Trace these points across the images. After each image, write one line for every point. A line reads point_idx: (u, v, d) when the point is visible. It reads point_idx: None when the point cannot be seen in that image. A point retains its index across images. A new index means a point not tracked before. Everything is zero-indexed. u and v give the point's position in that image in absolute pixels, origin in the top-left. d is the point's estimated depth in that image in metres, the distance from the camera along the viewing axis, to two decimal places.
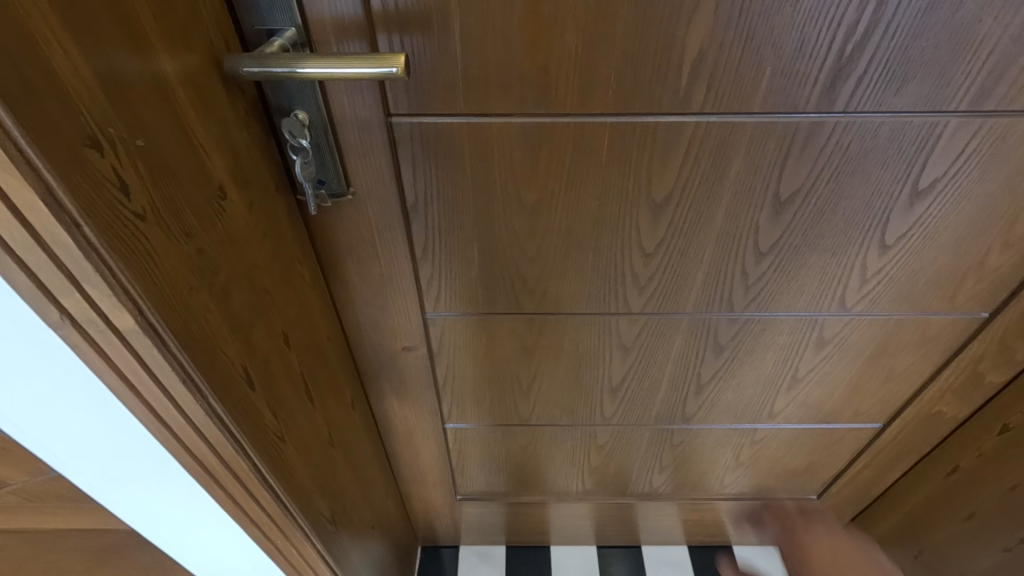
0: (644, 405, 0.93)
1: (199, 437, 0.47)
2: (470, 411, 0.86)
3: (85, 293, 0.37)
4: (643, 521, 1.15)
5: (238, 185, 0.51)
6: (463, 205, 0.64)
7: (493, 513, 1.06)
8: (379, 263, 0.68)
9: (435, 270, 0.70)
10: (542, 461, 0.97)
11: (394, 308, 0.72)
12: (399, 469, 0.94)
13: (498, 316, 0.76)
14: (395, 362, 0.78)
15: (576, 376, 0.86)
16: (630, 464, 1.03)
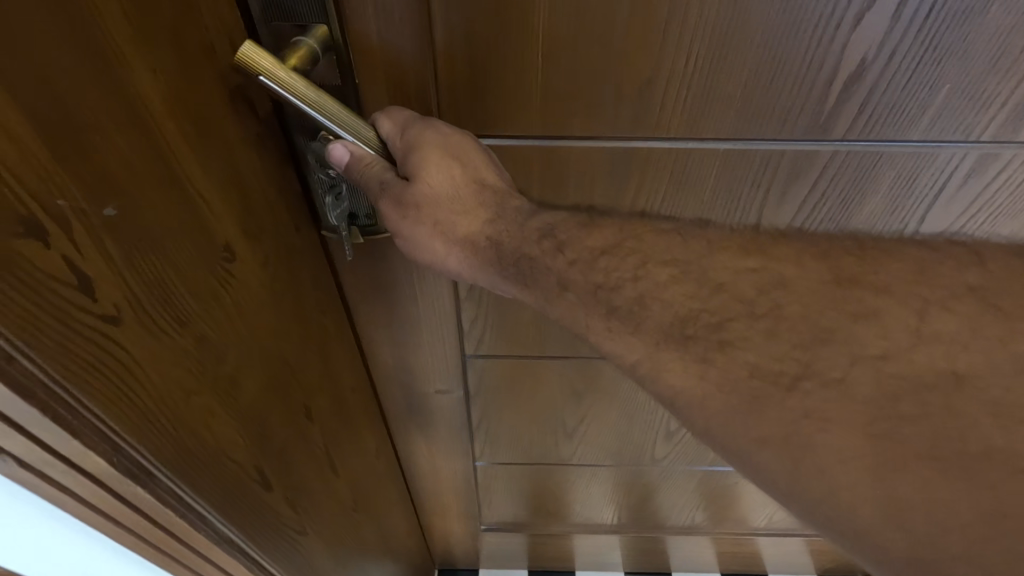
0: (699, 454, 0.82)
1: (201, 560, 0.39)
2: (503, 450, 0.79)
3: (29, 436, 0.26)
4: (673, 551, 1.09)
5: (247, 237, 0.38)
6: None
7: (515, 541, 1.02)
8: (415, 309, 0.58)
9: (479, 319, 0.60)
10: (579, 495, 0.90)
11: (429, 353, 0.63)
12: (421, 500, 0.89)
13: (547, 360, 0.66)
14: (426, 404, 0.70)
15: (627, 425, 0.76)
16: (670, 504, 0.94)
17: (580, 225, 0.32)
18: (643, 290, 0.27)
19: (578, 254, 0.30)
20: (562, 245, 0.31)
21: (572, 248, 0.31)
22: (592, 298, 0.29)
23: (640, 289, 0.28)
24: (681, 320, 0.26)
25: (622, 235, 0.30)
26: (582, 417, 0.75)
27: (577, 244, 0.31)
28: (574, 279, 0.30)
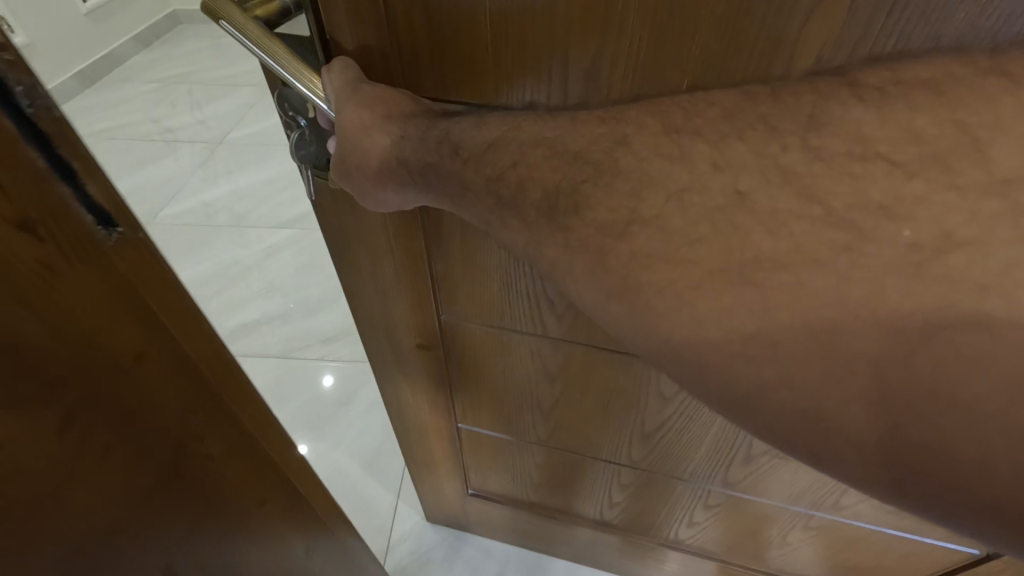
0: (680, 456, 0.76)
1: None
2: (483, 418, 0.82)
3: None
4: (669, 568, 0.99)
5: (22, 405, 0.24)
6: None
7: (507, 515, 0.99)
8: (392, 258, 0.61)
9: (451, 279, 0.62)
10: (563, 478, 0.89)
11: (409, 308, 0.67)
12: (412, 453, 0.93)
13: (516, 334, 0.66)
14: (411, 356, 0.74)
15: (603, 408, 0.74)
16: (656, 512, 0.88)
17: (475, 125, 0.34)
18: (523, 175, 0.31)
19: (470, 152, 0.34)
20: (458, 148, 0.35)
21: (464, 145, 0.34)
22: (486, 190, 0.33)
23: (518, 173, 0.31)
24: (552, 190, 0.29)
25: (503, 129, 0.33)
26: (558, 397, 0.75)
27: (471, 144, 0.34)
28: (470, 177, 0.34)
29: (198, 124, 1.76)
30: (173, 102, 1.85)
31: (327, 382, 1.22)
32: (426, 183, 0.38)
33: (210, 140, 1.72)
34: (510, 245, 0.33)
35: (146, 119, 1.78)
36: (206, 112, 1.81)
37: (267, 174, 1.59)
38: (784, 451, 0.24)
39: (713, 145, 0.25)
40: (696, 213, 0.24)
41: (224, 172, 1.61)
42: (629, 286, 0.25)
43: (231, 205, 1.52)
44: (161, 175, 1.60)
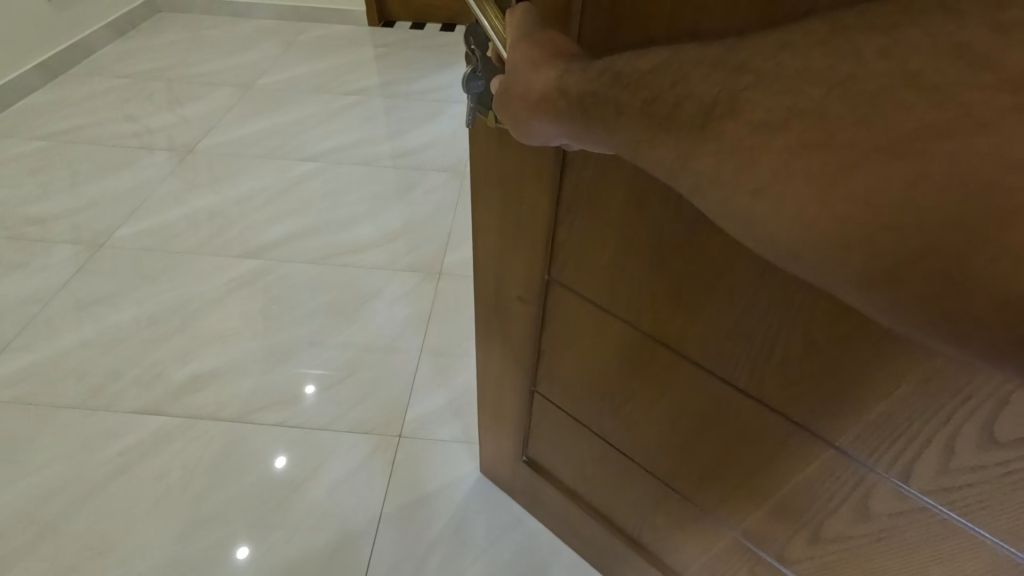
0: (731, 506, 0.68)
1: None
2: (561, 391, 0.82)
3: None
4: None
5: None
6: (617, 172, 0.53)
7: (554, 499, 1.00)
8: (521, 207, 0.66)
9: (572, 239, 0.63)
10: (616, 480, 0.85)
11: (523, 258, 0.70)
12: (484, 407, 0.98)
13: (613, 316, 0.66)
14: (508, 307, 0.78)
15: (672, 424, 0.69)
16: (693, 563, 0.81)
17: (638, 57, 0.36)
18: (681, 94, 0.33)
19: (630, 78, 0.36)
20: (619, 75, 0.36)
21: (624, 74, 0.36)
22: (640, 112, 0.35)
23: (677, 93, 0.33)
24: (711, 103, 0.32)
25: (667, 56, 0.35)
26: (632, 396, 0.71)
27: (631, 74, 0.36)
28: (624, 100, 0.36)
29: (178, 123, 2.05)
30: (150, 99, 2.17)
31: (308, 393, 1.24)
32: (581, 117, 0.39)
33: (178, 148, 1.94)
34: (653, 168, 0.36)
35: (121, 116, 2.07)
36: (183, 112, 2.11)
37: (245, 181, 1.80)
38: (920, 331, 0.26)
39: (886, 33, 0.26)
40: (856, 104, 0.26)
41: (204, 178, 1.81)
42: (782, 172, 0.28)
43: (209, 209, 1.70)
44: (134, 181, 1.79)
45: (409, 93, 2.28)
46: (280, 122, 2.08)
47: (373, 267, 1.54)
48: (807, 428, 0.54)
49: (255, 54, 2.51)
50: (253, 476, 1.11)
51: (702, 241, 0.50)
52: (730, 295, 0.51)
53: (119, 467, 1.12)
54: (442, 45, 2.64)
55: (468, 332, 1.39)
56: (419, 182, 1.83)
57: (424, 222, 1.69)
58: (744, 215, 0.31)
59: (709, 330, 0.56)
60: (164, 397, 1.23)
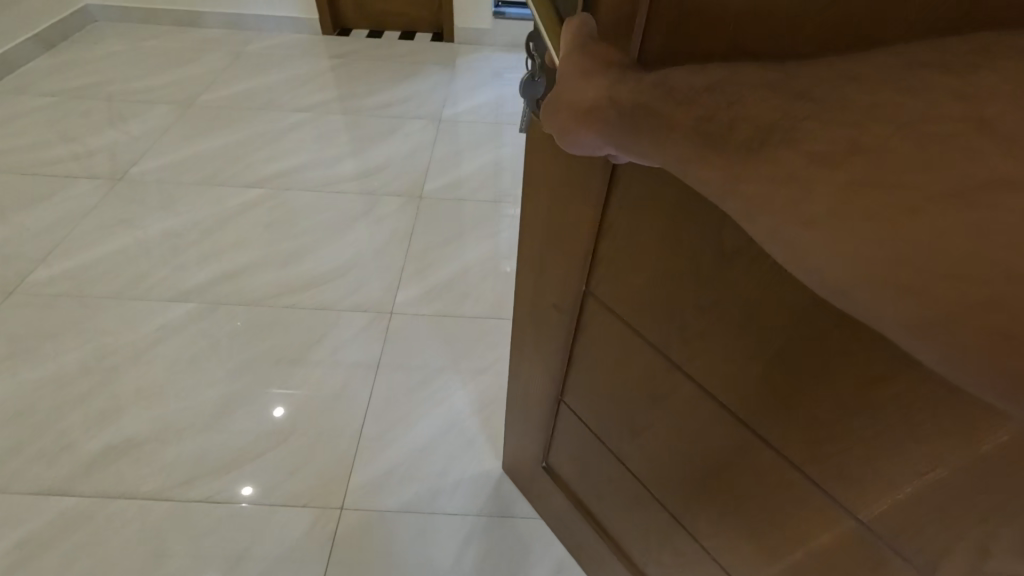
0: (740, 556, 0.71)
1: None
2: (586, 403, 0.86)
3: None
4: None
5: None
6: (660, 203, 0.55)
7: (564, 505, 1.07)
8: (562, 219, 0.69)
9: (613, 260, 0.66)
10: (628, 504, 0.89)
11: (562, 270, 0.74)
12: (512, 402, 1.08)
13: (642, 340, 0.68)
14: (544, 314, 0.83)
15: (690, 459, 0.71)
16: None
17: (692, 74, 0.41)
18: (736, 116, 0.37)
19: (685, 95, 0.40)
20: (674, 92, 0.41)
21: (679, 91, 0.41)
22: (696, 129, 0.39)
23: (732, 111, 0.37)
24: (767, 127, 0.35)
25: (721, 78, 0.39)
26: (652, 422, 0.74)
27: (685, 91, 0.40)
28: (681, 118, 0.40)
29: (139, 154, 2.45)
30: (100, 126, 2.62)
31: (277, 414, 1.52)
32: (632, 125, 0.44)
33: (134, 183, 2.29)
34: (702, 186, 0.41)
35: (72, 154, 2.43)
36: (130, 135, 2.57)
37: (194, 215, 2.13)
38: (963, 370, 0.31)
39: (950, 75, 0.29)
40: (911, 144, 0.30)
41: (163, 211, 2.15)
42: (828, 214, 0.32)
43: (162, 238, 2.03)
44: (94, 225, 2.07)
45: (354, 111, 2.80)
46: (222, 147, 2.50)
47: (326, 302, 1.83)
48: (824, 489, 0.56)
49: (181, 76, 3.03)
50: (223, 493, 1.36)
51: (736, 280, 0.52)
52: (762, 340, 0.53)
53: (102, 502, 1.33)
54: (361, 64, 3.22)
55: (479, 350, 1.71)
56: (373, 208, 2.20)
57: (368, 255, 2.00)
58: (798, 260, 0.36)
59: (737, 371, 0.58)
60: (121, 447, 1.43)
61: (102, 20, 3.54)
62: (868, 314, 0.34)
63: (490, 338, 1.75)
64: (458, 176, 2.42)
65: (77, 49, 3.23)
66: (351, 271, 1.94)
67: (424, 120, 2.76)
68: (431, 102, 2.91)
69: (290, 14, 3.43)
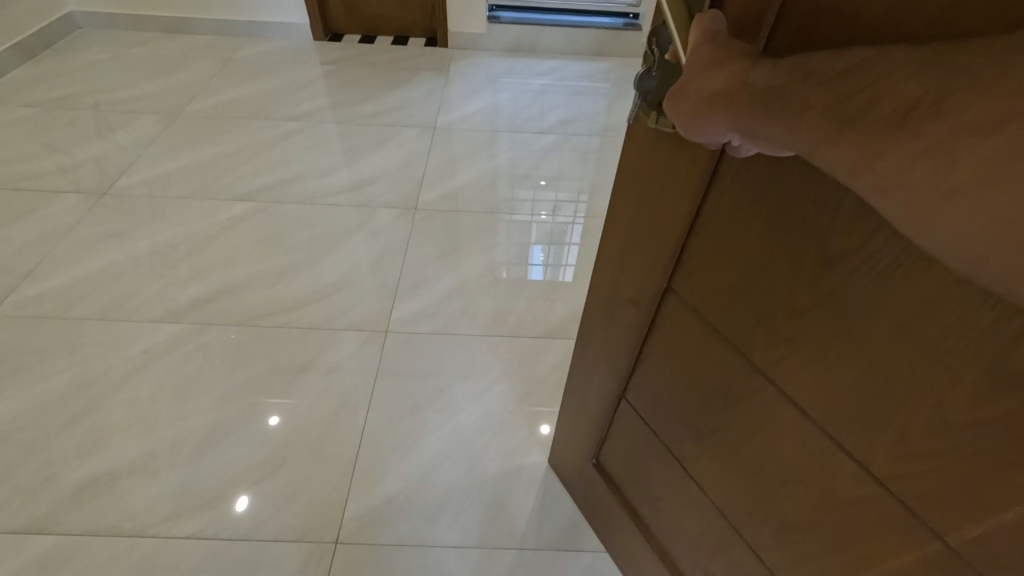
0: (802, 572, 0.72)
1: None
2: (650, 399, 0.91)
3: None
4: None
5: None
6: (762, 207, 0.58)
7: (609, 500, 1.15)
8: (651, 217, 0.74)
9: (702, 261, 0.69)
10: (680, 506, 0.94)
11: (646, 266, 0.79)
12: (571, 390, 1.15)
13: (722, 339, 0.72)
14: (619, 307, 0.88)
15: (759, 467, 0.73)
16: None
17: (834, 56, 0.39)
18: (878, 92, 0.35)
19: (823, 76, 0.39)
20: (812, 73, 0.40)
21: (817, 73, 0.40)
22: (830, 108, 0.38)
23: (875, 91, 0.36)
24: (910, 102, 0.34)
25: (867, 57, 0.37)
26: (721, 424, 0.77)
27: (825, 72, 0.39)
28: (816, 99, 0.39)
29: (125, 166, 2.37)
30: (85, 137, 2.53)
31: (273, 422, 1.50)
32: (763, 108, 0.43)
33: (121, 197, 2.22)
34: (833, 170, 0.39)
35: (57, 167, 2.35)
36: (117, 145, 2.50)
37: (189, 228, 2.08)
38: None
39: None
40: None
41: (152, 226, 2.08)
42: (982, 173, 0.30)
43: (153, 252, 1.97)
44: (85, 240, 2.01)
45: (348, 119, 2.74)
46: (212, 157, 2.44)
47: (325, 316, 1.78)
48: (906, 504, 0.56)
49: (167, 84, 2.95)
50: (223, 516, 1.32)
51: (834, 287, 0.54)
52: (858, 348, 0.54)
53: (85, 540, 1.27)
54: (354, 70, 3.17)
55: (489, 359, 1.70)
56: (368, 221, 2.15)
57: (366, 267, 1.96)
58: (924, 220, 0.34)
59: (823, 381, 0.60)
60: (102, 482, 1.36)
61: (85, 28, 3.43)
62: (1012, 280, 0.32)
63: (497, 350, 1.72)
64: (456, 184, 2.38)
65: (60, 57, 3.14)
66: (353, 283, 1.89)
67: (417, 129, 2.70)
68: (424, 109, 2.86)
69: (281, 21, 3.38)
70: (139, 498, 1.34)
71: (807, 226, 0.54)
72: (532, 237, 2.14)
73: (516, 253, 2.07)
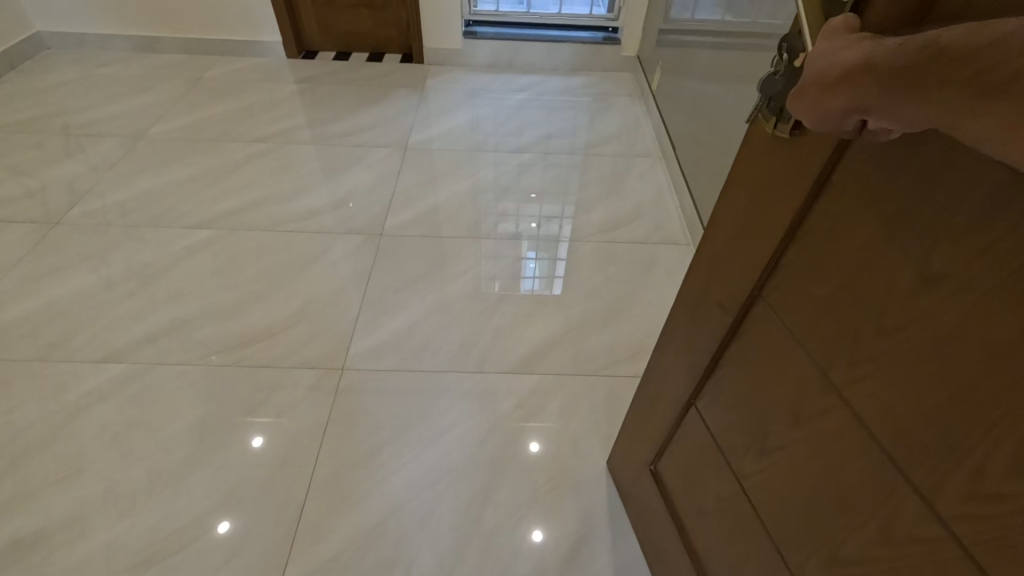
0: None
1: None
2: (720, 413, 0.85)
3: None
4: None
5: None
6: (870, 208, 0.51)
7: (658, 505, 1.13)
8: (753, 217, 0.68)
9: (797, 264, 0.63)
10: (732, 526, 0.86)
11: (738, 269, 0.73)
12: (644, 391, 1.12)
13: (800, 353, 0.65)
14: (705, 313, 0.83)
15: (814, 496, 0.65)
16: None
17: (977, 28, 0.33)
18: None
19: (956, 53, 0.33)
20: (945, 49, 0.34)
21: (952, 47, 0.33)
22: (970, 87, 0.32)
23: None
24: None
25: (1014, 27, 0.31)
26: (786, 442, 0.70)
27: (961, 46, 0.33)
28: (950, 76, 0.33)
29: (86, 191, 2.26)
30: (47, 159, 2.42)
31: (256, 443, 1.48)
32: (887, 87, 0.38)
33: (83, 223, 2.11)
34: (987, 140, 0.34)
35: (19, 191, 2.24)
36: (78, 168, 2.38)
37: (158, 254, 1.99)
38: None
39: None
40: None
41: (115, 254, 1.98)
42: None
43: (114, 281, 1.89)
44: (47, 268, 1.92)
45: (323, 138, 2.66)
46: (177, 180, 2.34)
47: (296, 348, 1.71)
48: (971, 553, 0.47)
49: (134, 104, 2.85)
50: (200, 540, 1.30)
51: (940, 301, 0.46)
52: (949, 369, 0.46)
53: None
54: (330, 87, 3.09)
55: (468, 385, 1.65)
56: (326, 251, 2.05)
57: (336, 296, 1.88)
58: None
59: (903, 403, 0.52)
60: (63, 524, 1.32)
61: (53, 48, 3.32)
62: None
63: (479, 385, 1.65)
64: (433, 205, 2.30)
65: (24, 77, 3.02)
66: (325, 314, 1.82)
67: (389, 150, 2.61)
68: (399, 128, 2.78)
69: (255, 38, 3.29)
70: (110, 530, 1.31)
71: (922, 230, 0.47)
72: (516, 254, 2.09)
73: (501, 273, 2.01)
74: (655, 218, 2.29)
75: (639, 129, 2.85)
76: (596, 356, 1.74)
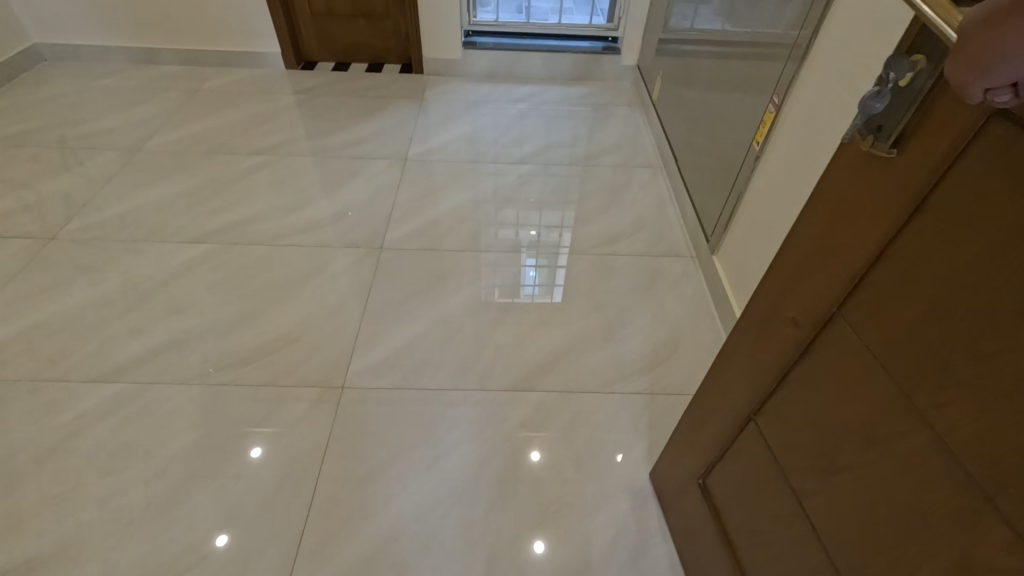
0: None
1: None
2: (782, 430, 0.82)
3: None
4: None
5: None
6: (987, 223, 0.48)
7: (702, 516, 1.11)
8: (839, 230, 0.65)
9: (885, 280, 0.60)
10: (785, 547, 0.83)
11: (816, 283, 0.70)
12: (696, 402, 1.10)
13: (881, 372, 0.61)
14: (775, 327, 0.80)
15: (885, 521, 0.62)
16: None
17: None
18: None
19: None
20: None
21: None
22: None
23: None
24: None
25: None
26: (856, 463, 0.66)
27: None
28: None
29: (83, 205, 2.24)
30: (44, 172, 2.40)
31: (254, 454, 1.47)
32: None
33: (81, 236, 2.09)
34: None
35: (14, 205, 2.21)
36: (75, 181, 2.36)
37: (158, 267, 1.97)
38: None
39: None
40: None
41: (113, 267, 1.96)
42: None
43: (113, 295, 1.86)
44: (44, 283, 1.89)
45: (323, 150, 2.64)
46: (174, 194, 2.32)
47: (298, 365, 1.68)
48: None
49: (131, 116, 2.83)
50: (201, 560, 1.28)
51: None
52: None
53: None
54: (329, 98, 3.08)
55: (472, 399, 1.62)
56: (326, 265, 2.02)
57: (334, 312, 1.85)
58: None
59: (1003, 430, 0.48)
60: (59, 546, 1.28)
61: (50, 60, 3.30)
62: None
63: (484, 403, 1.62)
64: (433, 217, 2.27)
65: (20, 90, 3.00)
66: (327, 330, 1.78)
67: (387, 162, 2.59)
68: (398, 139, 2.76)
69: (253, 50, 3.27)
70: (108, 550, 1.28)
71: None
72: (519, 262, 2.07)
73: (507, 285, 1.99)
74: (657, 229, 2.27)
75: (637, 140, 2.83)
76: (604, 371, 1.72)
